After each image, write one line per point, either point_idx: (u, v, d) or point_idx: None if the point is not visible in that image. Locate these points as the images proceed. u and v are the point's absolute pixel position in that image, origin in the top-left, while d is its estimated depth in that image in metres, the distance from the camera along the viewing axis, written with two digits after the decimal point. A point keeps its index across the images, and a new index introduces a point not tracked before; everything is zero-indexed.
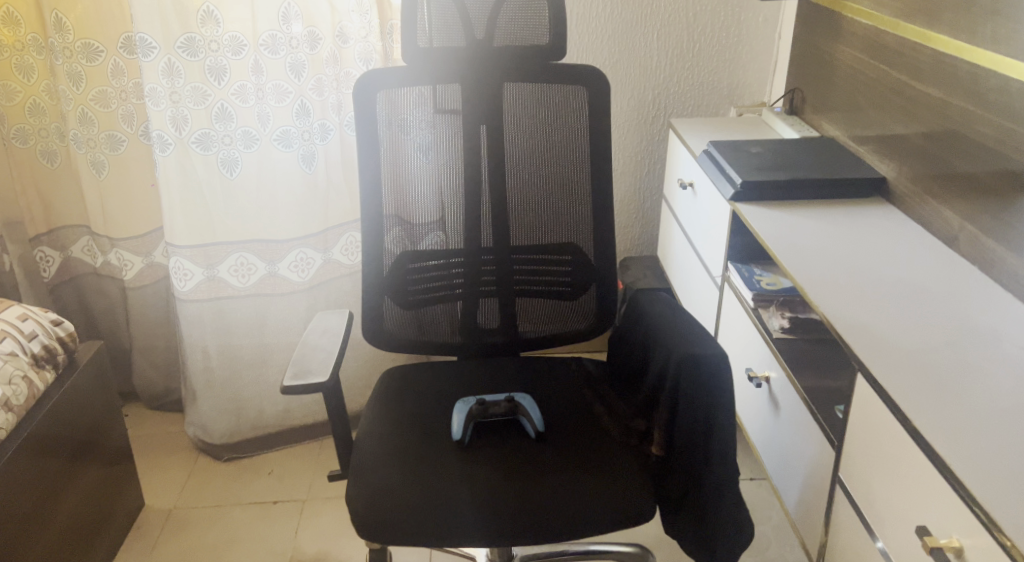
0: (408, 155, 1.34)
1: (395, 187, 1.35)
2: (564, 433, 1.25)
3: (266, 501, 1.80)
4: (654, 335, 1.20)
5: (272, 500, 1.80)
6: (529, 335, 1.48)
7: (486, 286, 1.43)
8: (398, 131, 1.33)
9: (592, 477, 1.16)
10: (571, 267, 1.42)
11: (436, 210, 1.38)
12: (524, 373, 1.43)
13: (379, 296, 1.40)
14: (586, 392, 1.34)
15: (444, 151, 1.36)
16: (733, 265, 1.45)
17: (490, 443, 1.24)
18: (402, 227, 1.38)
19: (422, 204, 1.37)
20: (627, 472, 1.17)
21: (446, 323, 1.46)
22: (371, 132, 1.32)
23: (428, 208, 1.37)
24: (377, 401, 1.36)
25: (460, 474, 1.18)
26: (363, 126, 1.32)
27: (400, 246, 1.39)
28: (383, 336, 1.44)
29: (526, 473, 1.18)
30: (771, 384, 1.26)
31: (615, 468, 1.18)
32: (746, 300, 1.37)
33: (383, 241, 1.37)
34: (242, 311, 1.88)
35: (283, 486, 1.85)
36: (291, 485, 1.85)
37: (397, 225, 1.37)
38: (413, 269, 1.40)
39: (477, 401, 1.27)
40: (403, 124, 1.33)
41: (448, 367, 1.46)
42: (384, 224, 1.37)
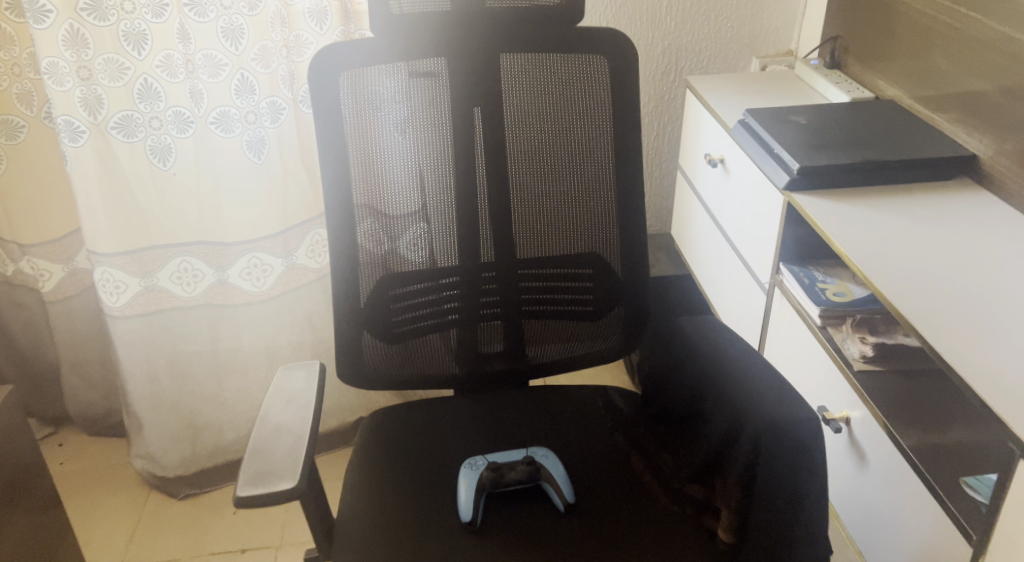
0: (383, 141, 1.03)
1: (368, 178, 1.04)
2: (599, 500, 1.01)
3: (233, 550, 1.54)
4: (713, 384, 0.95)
5: (240, 548, 1.55)
6: (541, 364, 1.21)
7: (489, 306, 1.15)
8: (368, 122, 1.03)
9: None
10: (592, 283, 1.15)
11: (423, 210, 1.08)
12: (538, 412, 1.16)
13: (357, 331, 1.11)
14: (619, 438, 1.09)
15: (430, 137, 1.05)
16: (787, 266, 1.19)
17: (509, 519, 0.99)
18: (376, 222, 1.06)
19: (405, 200, 1.06)
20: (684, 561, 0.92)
21: (440, 349, 1.17)
22: (334, 124, 1.01)
23: (414, 207, 1.07)
24: (358, 463, 1.09)
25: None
26: (322, 103, 1.00)
27: (375, 245, 1.07)
28: (364, 377, 1.15)
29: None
30: (852, 428, 1.02)
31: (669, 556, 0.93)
32: (810, 317, 1.11)
33: (357, 261, 1.08)
34: (189, 324, 1.58)
35: (253, 529, 1.59)
36: (262, 527, 1.59)
37: (373, 223, 1.06)
38: (396, 295, 1.11)
39: (489, 466, 1.02)
40: (374, 112, 1.02)
41: (444, 406, 1.19)
42: (354, 217, 1.05)
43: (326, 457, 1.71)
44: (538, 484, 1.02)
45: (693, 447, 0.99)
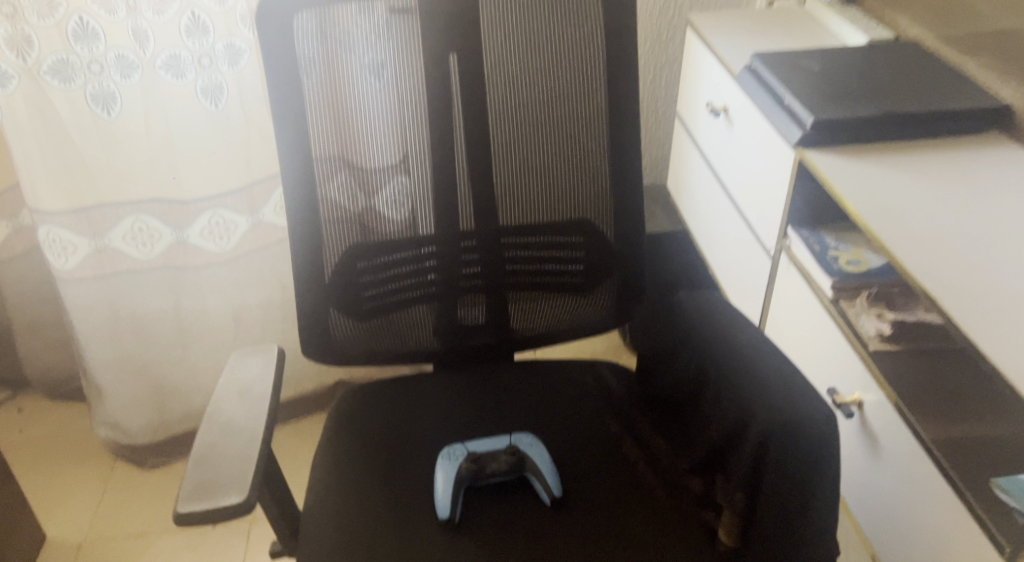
0: (350, 92, 0.90)
1: (333, 135, 0.92)
2: (589, 494, 0.92)
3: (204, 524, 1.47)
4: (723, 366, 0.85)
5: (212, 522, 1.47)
6: (528, 335, 1.11)
7: (470, 278, 1.04)
8: (338, 65, 0.90)
9: None
10: (583, 251, 1.04)
11: (397, 172, 0.96)
12: (524, 392, 1.07)
13: (327, 299, 1.00)
14: (611, 421, 1.01)
15: (402, 88, 0.92)
16: (795, 230, 1.09)
17: (490, 514, 0.90)
18: (351, 176, 0.94)
19: (374, 160, 0.94)
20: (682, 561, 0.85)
21: (417, 323, 1.07)
22: (299, 68, 0.89)
23: (385, 167, 0.95)
24: (325, 452, 1.00)
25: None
26: (285, 42, 0.87)
27: (349, 200, 0.96)
28: (336, 350, 1.05)
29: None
30: (864, 412, 0.93)
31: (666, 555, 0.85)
32: (821, 290, 1.02)
33: (328, 220, 0.96)
34: (148, 286, 1.47)
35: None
36: None
37: (340, 186, 0.94)
38: (372, 259, 1.00)
39: (469, 457, 0.93)
40: (344, 54, 0.90)
41: (422, 384, 1.09)
42: (324, 171, 0.93)
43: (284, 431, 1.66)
44: (522, 475, 0.94)
45: (694, 436, 0.90)
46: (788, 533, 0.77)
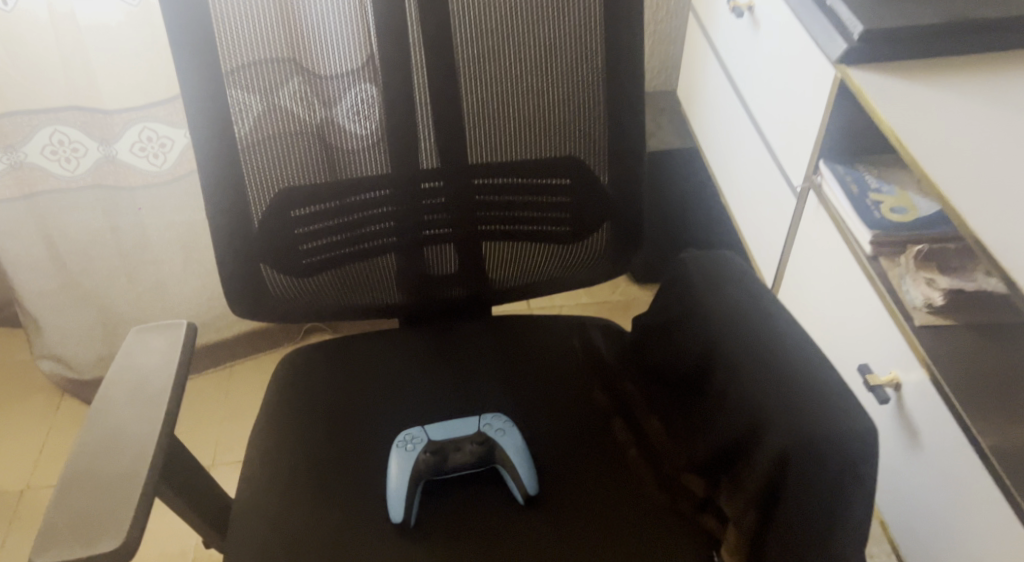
0: None
1: (274, 33, 0.72)
2: (568, 495, 0.79)
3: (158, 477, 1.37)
4: (747, 342, 0.69)
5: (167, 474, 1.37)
6: (508, 286, 0.94)
7: (433, 228, 0.86)
8: None
9: None
10: (570, 195, 0.85)
11: (358, 80, 0.76)
12: (498, 360, 0.92)
13: (273, 243, 0.82)
14: (599, 397, 0.87)
15: None
16: (828, 166, 0.89)
17: (450, 515, 0.77)
18: (303, 82, 0.75)
19: (325, 67, 0.75)
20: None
21: (372, 279, 0.90)
22: None
23: (338, 78, 0.75)
24: (260, 432, 0.86)
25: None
26: None
27: (303, 114, 0.76)
28: (283, 303, 0.87)
29: None
30: (901, 397, 0.78)
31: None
32: (856, 242, 0.84)
33: (273, 140, 0.76)
34: (77, 208, 1.27)
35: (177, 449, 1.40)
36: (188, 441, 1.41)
37: (288, 97, 0.75)
38: (325, 192, 0.81)
39: (429, 445, 0.79)
40: None
41: (378, 348, 0.93)
42: (271, 75, 0.74)
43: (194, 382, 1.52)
44: (492, 467, 0.80)
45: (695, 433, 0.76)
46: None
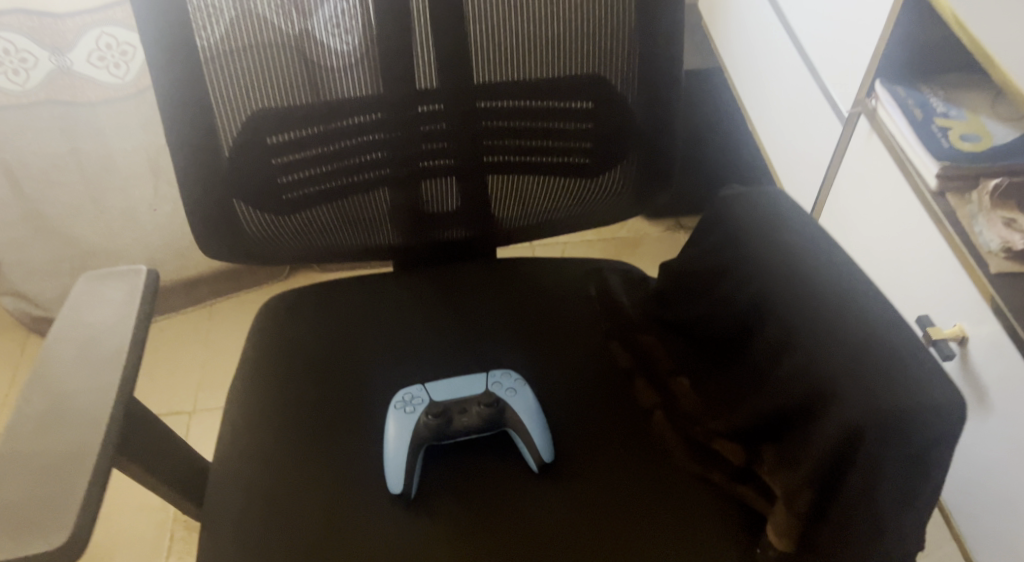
0: None
1: None
2: (589, 463, 0.70)
3: None
4: (803, 295, 0.60)
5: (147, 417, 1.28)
6: (515, 224, 0.83)
7: (433, 160, 0.75)
8: None
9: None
10: (589, 121, 0.74)
11: None
12: (506, 309, 0.82)
13: (245, 175, 0.70)
14: (619, 350, 0.77)
15: None
16: (886, 89, 0.77)
17: (457, 484, 0.69)
18: None
19: None
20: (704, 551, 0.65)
21: (363, 218, 0.79)
22: None
23: None
24: (237, 390, 0.76)
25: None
26: None
27: (277, 21, 0.64)
28: (260, 243, 0.76)
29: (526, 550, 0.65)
30: (968, 352, 0.69)
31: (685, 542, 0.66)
32: (917, 176, 0.73)
33: (241, 52, 0.64)
34: (31, 130, 1.13)
35: (158, 394, 1.31)
36: (169, 387, 1.32)
37: None
38: (306, 117, 0.69)
39: (431, 406, 0.70)
40: None
41: (370, 296, 0.83)
42: None
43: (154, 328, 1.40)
44: (502, 430, 0.71)
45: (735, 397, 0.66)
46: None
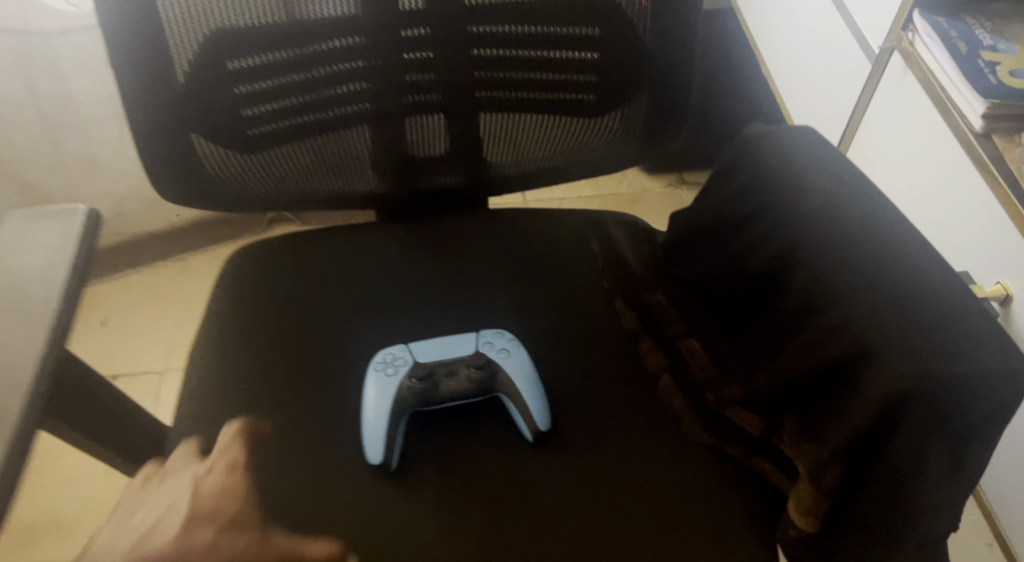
0: None
1: None
2: (588, 431, 0.63)
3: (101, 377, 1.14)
4: (838, 246, 0.53)
5: (110, 374, 1.14)
6: (509, 170, 0.76)
7: (419, 94, 0.66)
8: None
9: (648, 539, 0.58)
10: (596, 52, 0.66)
11: None
12: (499, 263, 0.75)
13: (204, 107, 0.62)
14: (623, 308, 0.71)
15: None
16: (927, 17, 0.70)
17: (443, 454, 0.62)
18: None
19: None
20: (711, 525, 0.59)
21: (340, 159, 0.71)
22: None
23: None
24: (198, 347, 0.69)
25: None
26: None
27: None
28: (223, 184, 0.68)
29: (517, 524, 0.59)
30: (1011, 312, 0.62)
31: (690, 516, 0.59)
32: (959, 115, 0.65)
33: None
34: None
35: (125, 349, 1.17)
36: (139, 344, 1.18)
37: None
38: (274, 41, 0.60)
39: (415, 368, 0.63)
40: None
41: (349, 248, 0.75)
42: None
43: (92, 289, 1.23)
44: (494, 395, 0.64)
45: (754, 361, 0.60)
46: (896, 546, 0.50)
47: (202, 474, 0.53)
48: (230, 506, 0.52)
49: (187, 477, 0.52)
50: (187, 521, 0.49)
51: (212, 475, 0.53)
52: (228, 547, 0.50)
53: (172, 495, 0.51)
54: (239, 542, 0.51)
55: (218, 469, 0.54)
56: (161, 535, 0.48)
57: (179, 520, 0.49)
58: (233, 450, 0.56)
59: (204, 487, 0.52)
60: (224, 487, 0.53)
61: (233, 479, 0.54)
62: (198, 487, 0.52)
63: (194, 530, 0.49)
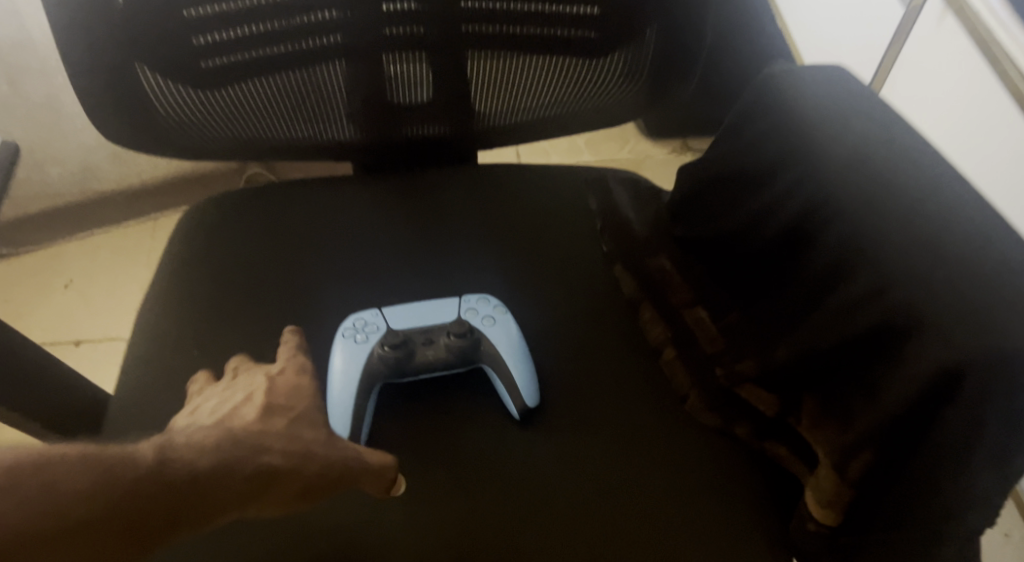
0: None
1: None
2: (583, 410, 0.56)
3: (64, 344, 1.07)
4: (878, 200, 0.45)
5: (73, 341, 1.07)
6: (501, 118, 0.68)
7: (399, 26, 0.58)
8: None
9: (650, 529, 0.52)
10: None
11: None
12: (486, 223, 0.67)
13: (150, 32, 0.54)
14: (623, 273, 0.63)
15: None
16: None
17: (419, 432, 0.55)
18: None
19: None
20: (721, 514, 0.53)
21: (311, 101, 0.63)
22: None
23: None
24: (146, 309, 0.62)
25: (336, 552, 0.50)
26: None
27: None
28: (178, 123, 0.61)
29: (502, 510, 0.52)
30: None
31: (698, 503, 0.53)
32: (1007, 62, 0.58)
33: None
34: None
35: (90, 315, 1.10)
36: (104, 310, 1.11)
37: None
38: None
39: (388, 335, 0.57)
40: None
41: (320, 202, 0.68)
42: None
43: (58, 247, 1.17)
44: (478, 367, 0.58)
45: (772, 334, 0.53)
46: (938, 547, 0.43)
47: (274, 372, 0.50)
48: (303, 399, 0.48)
49: (260, 374, 0.49)
50: (262, 409, 0.46)
51: (287, 372, 0.50)
52: (301, 436, 0.46)
53: (247, 389, 0.48)
54: (311, 433, 0.46)
55: (290, 370, 0.50)
56: (241, 418, 0.45)
57: (254, 407, 0.46)
58: (299, 354, 0.52)
59: (277, 386, 0.49)
60: (296, 387, 0.49)
61: (303, 381, 0.50)
62: (271, 386, 0.49)
63: (269, 418, 0.46)
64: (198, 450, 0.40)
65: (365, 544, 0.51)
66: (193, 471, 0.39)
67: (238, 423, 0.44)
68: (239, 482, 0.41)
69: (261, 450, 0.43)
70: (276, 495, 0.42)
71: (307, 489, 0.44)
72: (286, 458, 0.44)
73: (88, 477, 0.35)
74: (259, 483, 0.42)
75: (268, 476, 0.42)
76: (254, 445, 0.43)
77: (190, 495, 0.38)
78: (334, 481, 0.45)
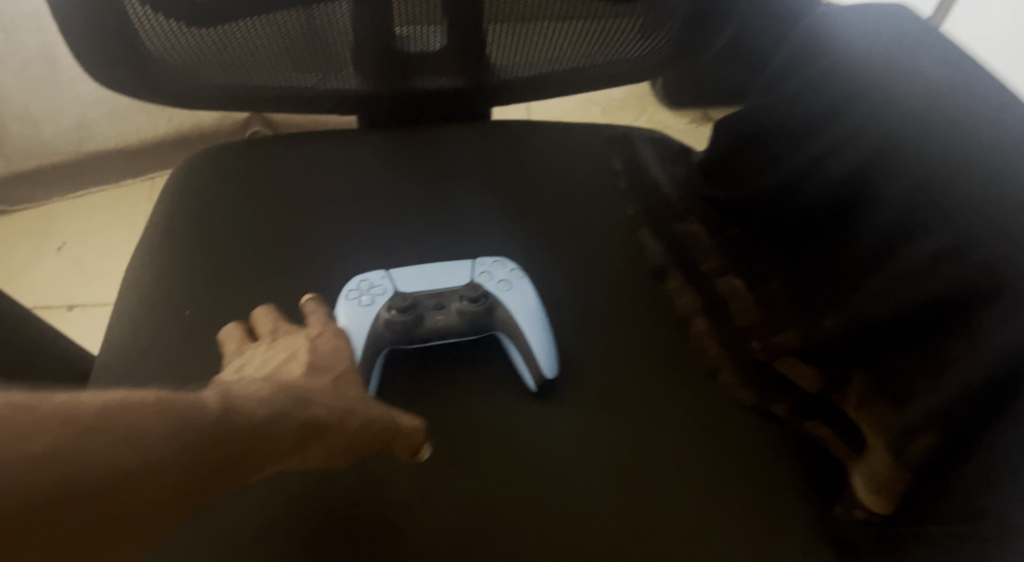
0: None
1: None
2: (608, 382, 0.52)
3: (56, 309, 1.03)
4: (950, 152, 0.40)
5: (65, 305, 1.03)
6: (521, 71, 0.62)
7: None
8: None
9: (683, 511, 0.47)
10: None
11: None
12: (500, 183, 0.62)
13: None
14: (649, 238, 0.59)
15: None
16: None
17: (427, 403, 0.51)
18: None
19: None
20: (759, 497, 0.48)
21: (314, 44, 0.57)
22: None
23: None
24: (136, 270, 0.57)
25: (337, 529, 0.46)
26: None
27: None
28: (172, 66, 0.56)
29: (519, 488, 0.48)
30: None
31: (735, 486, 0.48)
32: None
33: None
34: None
35: (83, 278, 1.06)
36: (98, 273, 1.07)
37: None
38: None
39: (395, 298, 0.52)
40: None
41: (324, 157, 0.63)
42: None
43: (51, 207, 1.13)
44: (490, 334, 0.53)
45: (819, 304, 0.50)
46: None
47: (314, 333, 0.45)
48: (346, 360, 0.44)
49: (302, 337, 0.45)
50: (308, 367, 0.42)
51: (327, 335, 0.45)
52: (348, 394, 0.41)
53: (290, 350, 0.44)
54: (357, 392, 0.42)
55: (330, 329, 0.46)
56: (288, 375, 0.41)
57: (301, 365, 0.42)
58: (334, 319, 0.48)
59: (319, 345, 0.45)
60: (341, 347, 0.45)
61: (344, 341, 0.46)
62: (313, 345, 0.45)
63: (315, 376, 0.41)
64: (256, 400, 0.35)
65: (369, 522, 0.46)
66: (253, 421, 0.33)
67: (288, 378, 0.40)
68: (290, 436, 0.35)
69: (312, 402, 0.38)
70: (320, 451, 0.38)
71: (348, 449, 0.39)
72: (334, 412, 0.39)
73: (160, 427, 0.30)
74: (309, 437, 0.37)
75: (318, 431, 0.37)
76: (304, 396, 0.37)
77: (249, 446, 0.33)
78: (374, 445, 0.41)
